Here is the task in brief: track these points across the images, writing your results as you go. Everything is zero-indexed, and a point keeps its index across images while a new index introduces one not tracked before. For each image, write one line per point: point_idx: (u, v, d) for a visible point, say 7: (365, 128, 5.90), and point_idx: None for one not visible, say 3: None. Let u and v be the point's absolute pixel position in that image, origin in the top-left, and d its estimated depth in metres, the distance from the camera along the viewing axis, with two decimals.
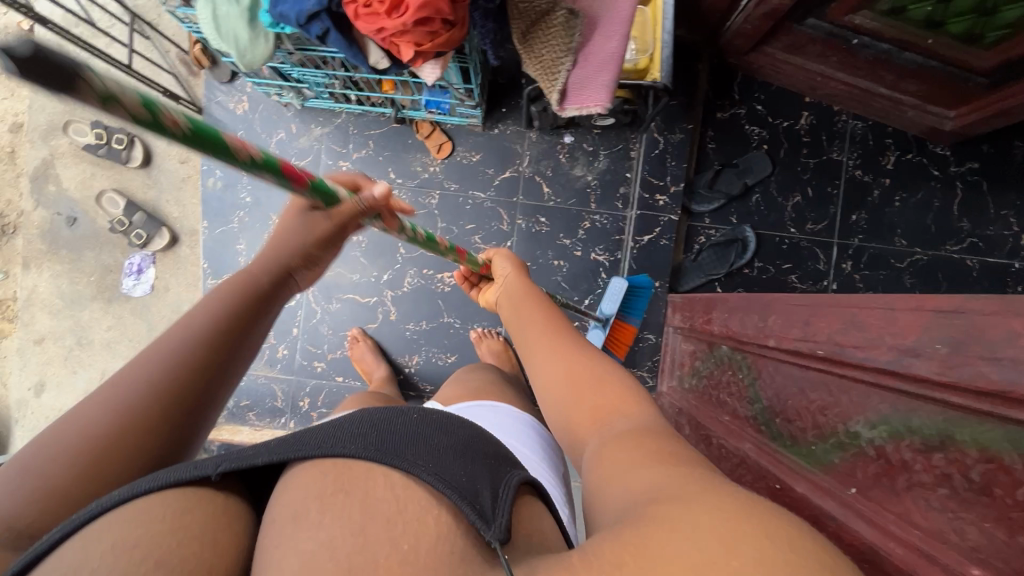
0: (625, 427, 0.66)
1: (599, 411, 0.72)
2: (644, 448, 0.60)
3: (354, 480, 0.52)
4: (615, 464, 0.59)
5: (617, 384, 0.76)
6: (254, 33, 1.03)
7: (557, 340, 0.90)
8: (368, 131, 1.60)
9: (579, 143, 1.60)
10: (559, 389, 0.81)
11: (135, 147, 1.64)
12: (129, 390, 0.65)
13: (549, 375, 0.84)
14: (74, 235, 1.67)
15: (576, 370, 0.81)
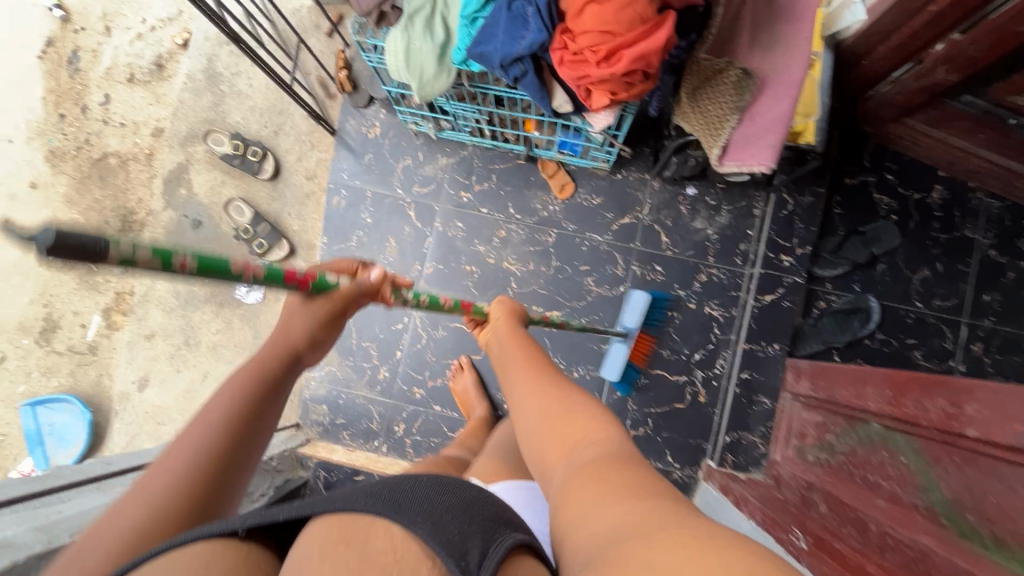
0: (595, 456, 0.66)
1: (570, 442, 0.71)
2: (612, 483, 0.59)
3: (354, 531, 0.51)
4: (585, 498, 0.59)
5: (591, 417, 0.74)
6: (441, 67, 1.06)
7: (530, 371, 0.87)
8: (492, 166, 1.63)
9: (702, 196, 1.59)
10: (536, 427, 0.77)
11: (267, 160, 1.70)
12: (169, 471, 0.68)
13: (528, 414, 0.80)
14: (197, 237, 1.72)
15: (557, 408, 0.77)
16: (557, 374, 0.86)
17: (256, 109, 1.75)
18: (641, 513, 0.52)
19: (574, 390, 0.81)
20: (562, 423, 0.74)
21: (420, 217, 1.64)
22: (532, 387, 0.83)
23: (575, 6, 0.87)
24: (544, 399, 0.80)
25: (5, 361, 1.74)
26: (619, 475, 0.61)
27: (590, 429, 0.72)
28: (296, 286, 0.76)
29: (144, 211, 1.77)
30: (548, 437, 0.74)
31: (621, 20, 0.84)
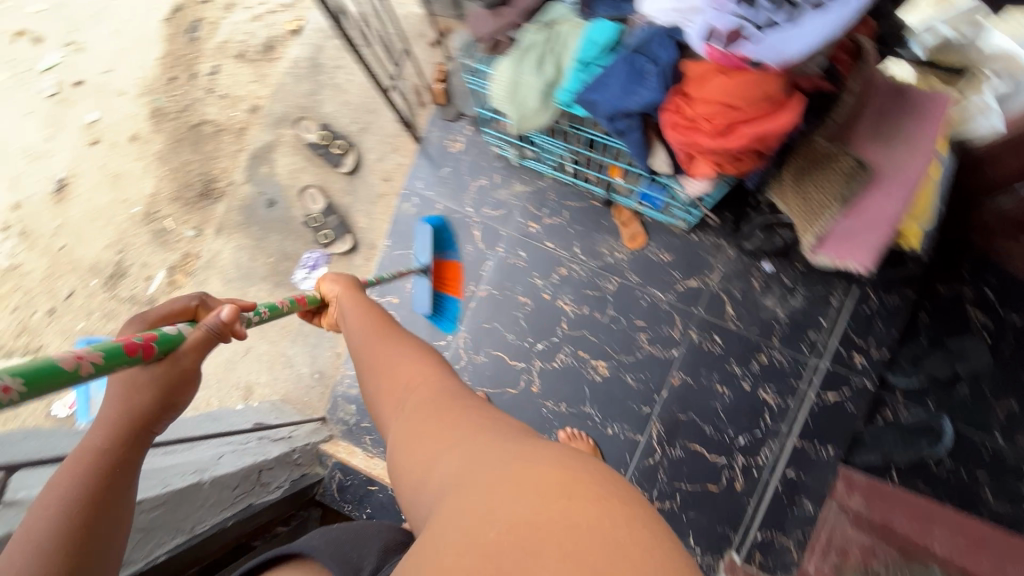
0: (435, 409, 0.80)
1: (422, 395, 0.84)
2: (454, 429, 0.72)
3: None
4: (436, 447, 0.71)
5: (434, 374, 0.89)
6: (544, 105, 1.05)
7: (390, 348, 0.96)
8: (565, 202, 1.61)
9: (777, 274, 1.51)
10: (393, 389, 0.90)
11: (349, 155, 1.74)
12: (19, 562, 0.58)
13: (393, 383, 0.91)
14: (269, 216, 1.77)
15: (407, 371, 0.91)
16: (411, 348, 0.97)
17: (349, 104, 1.79)
18: (478, 446, 0.67)
19: (406, 351, 0.96)
20: (417, 388, 0.86)
21: (485, 238, 1.63)
22: (393, 365, 0.93)
23: (699, 72, 0.83)
24: (390, 367, 0.93)
25: (72, 296, 1.83)
26: (458, 422, 0.74)
27: (435, 388, 0.85)
28: (140, 357, 0.66)
29: (225, 182, 1.84)
30: (405, 396, 0.87)
31: (747, 95, 0.80)
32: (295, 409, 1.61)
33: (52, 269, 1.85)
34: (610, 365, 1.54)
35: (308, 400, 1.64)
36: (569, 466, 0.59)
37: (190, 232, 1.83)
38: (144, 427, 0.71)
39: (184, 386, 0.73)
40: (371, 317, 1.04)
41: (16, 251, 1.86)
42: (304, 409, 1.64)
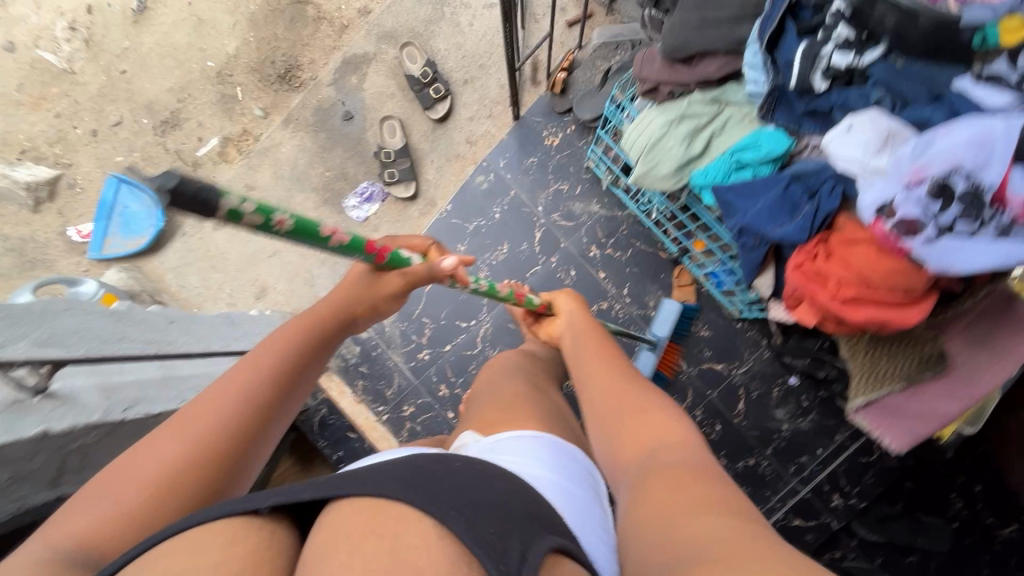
0: (673, 462, 0.62)
1: (646, 446, 0.68)
2: (690, 493, 0.56)
3: (386, 523, 0.49)
4: (661, 506, 0.56)
5: (663, 412, 0.73)
6: (676, 176, 0.99)
7: (614, 376, 0.84)
8: (634, 241, 1.56)
9: (799, 393, 1.52)
10: (609, 419, 0.77)
11: (444, 103, 1.65)
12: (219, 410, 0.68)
13: (605, 411, 0.79)
14: (342, 130, 1.69)
15: (631, 404, 0.77)
16: (642, 387, 0.80)
17: (462, 49, 1.69)
18: (728, 523, 0.50)
19: (646, 390, 0.79)
20: (638, 426, 0.72)
21: (542, 243, 1.58)
22: (618, 390, 0.80)
23: (850, 233, 0.80)
24: (617, 403, 0.78)
25: (118, 126, 1.74)
26: (699, 488, 0.57)
27: (662, 428, 0.70)
28: (371, 258, 0.79)
29: (310, 74, 1.74)
30: (627, 433, 0.72)
31: (888, 280, 0.77)
32: None
33: (107, 89, 1.75)
34: None
35: None
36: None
37: (257, 111, 1.74)
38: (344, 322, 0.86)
39: (365, 314, 0.90)
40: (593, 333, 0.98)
41: (75, 56, 1.75)
42: None
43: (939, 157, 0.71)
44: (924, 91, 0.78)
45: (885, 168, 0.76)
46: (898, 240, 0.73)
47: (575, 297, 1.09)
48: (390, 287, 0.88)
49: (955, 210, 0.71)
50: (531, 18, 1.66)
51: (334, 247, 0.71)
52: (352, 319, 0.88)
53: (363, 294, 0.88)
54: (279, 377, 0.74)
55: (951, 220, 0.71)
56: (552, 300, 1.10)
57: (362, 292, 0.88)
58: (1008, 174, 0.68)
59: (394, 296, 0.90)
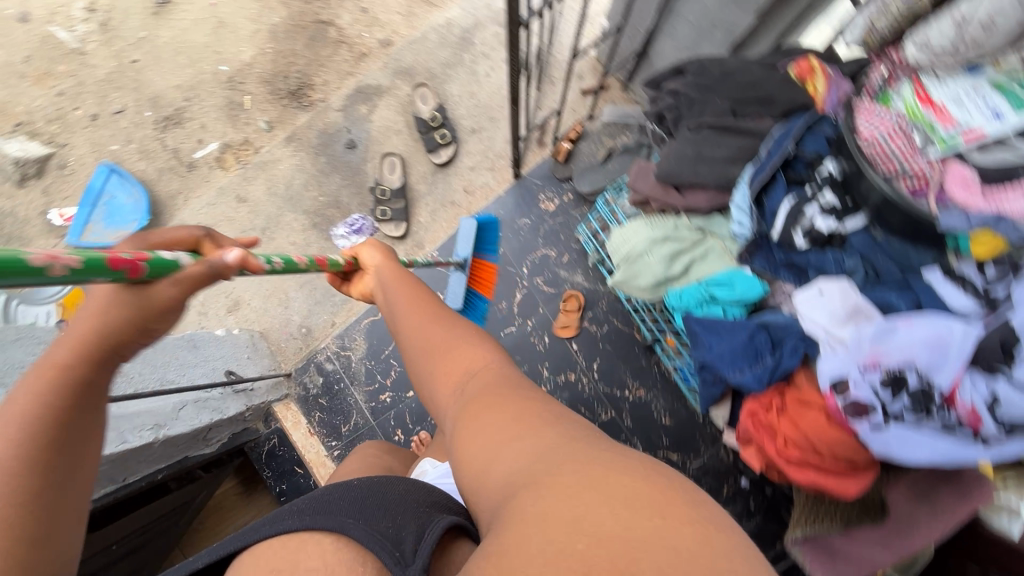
0: (495, 391, 0.64)
1: (469, 384, 0.68)
2: (508, 423, 0.57)
3: (285, 555, 0.51)
4: (486, 442, 0.56)
5: (475, 347, 0.74)
6: (651, 290, 0.99)
7: (432, 320, 0.80)
8: (612, 318, 1.58)
9: (747, 494, 1.51)
10: (437, 365, 0.75)
11: (448, 148, 1.66)
12: None
13: (431, 362, 0.75)
14: (342, 157, 1.69)
15: (451, 349, 0.75)
16: (455, 325, 0.80)
17: (475, 98, 1.70)
18: (548, 440, 0.52)
19: (464, 329, 0.79)
20: (461, 368, 0.71)
21: (521, 305, 1.59)
22: (436, 337, 0.77)
23: (805, 395, 0.81)
24: (438, 347, 0.76)
25: (119, 115, 1.73)
26: (523, 411, 0.59)
27: (472, 369, 0.71)
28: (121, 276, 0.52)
29: (320, 95, 1.74)
30: (449, 377, 0.72)
31: (834, 449, 0.78)
32: (268, 351, 1.59)
33: (115, 76, 1.75)
34: None
35: (284, 349, 1.63)
36: (676, 501, 0.41)
37: (262, 123, 1.74)
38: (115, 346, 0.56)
39: (136, 340, 0.57)
40: (400, 280, 0.90)
41: (90, 38, 1.77)
42: (275, 354, 1.61)
43: (896, 347, 0.73)
44: (896, 271, 0.80)
45: (844, 340, 0.77)
46: (848, 417, 0.74)
47: (385, 249, 0.98)
48: (160, 301, 0.57)
49: (905, 401, 0.72)
50: (547, 80, 1.66)
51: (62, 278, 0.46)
52: (130, 346, 0.57)
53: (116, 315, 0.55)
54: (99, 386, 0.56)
55: (900, 411, 0.72)
56: (356, 252, 0.98)
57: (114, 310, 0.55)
58: (958, 379, 0.70)
59: (167, 313, 0.58)
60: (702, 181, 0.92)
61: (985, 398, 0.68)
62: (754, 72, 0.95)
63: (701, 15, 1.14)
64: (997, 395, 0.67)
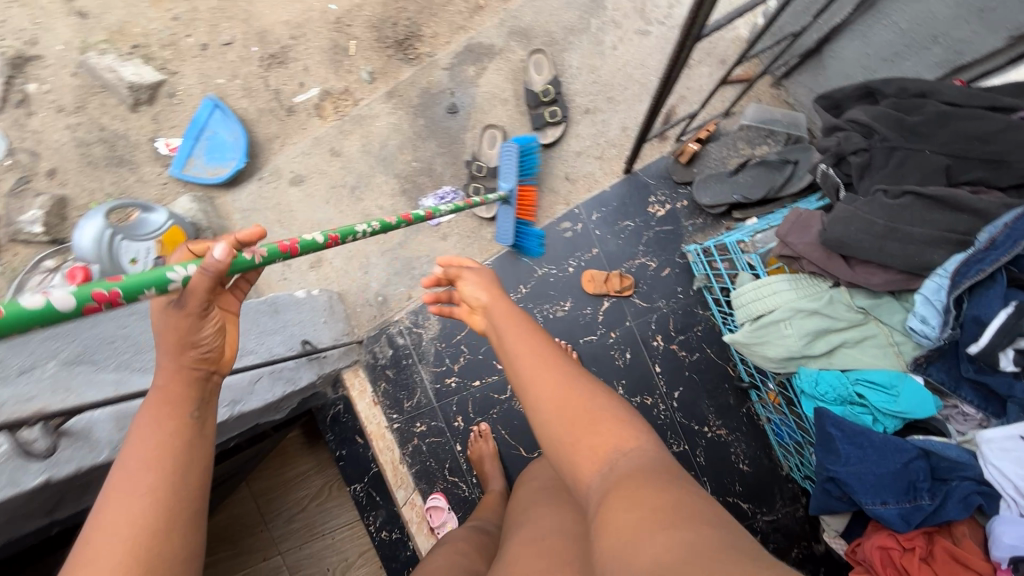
0: (627, 468, 0.66)
1: (599, 452, 0.70)
2: (647, 511, 0.58)
3: None
4: (623, 528, 0.58)
5: (605, 409, 0.74)
6: (778, 363, 0.87)
7: (552, 370, 0.78)
8: (705, 345, 1.43)
9: (816, 561, 1.39)
10: (560, 425, 0.74)
11: (556, 128, 1.50)
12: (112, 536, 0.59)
13: (548, 413, 0.75)
14: (442, 122, 1.59)
15: (575, 407, 0.74)
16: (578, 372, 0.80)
17: (595, 74, 1.52)
18: (658, 504, 0.59)
19: (598, 390, 0.77)
20: (588, 437, 0.71)
21: (608, 315, 1.46)
22: (563, 386, 0.76)
23: (961, 553, 0.74)
24: (563, 405, 0.74)
25: (227, 47, 1.70)
26: (650, 496, 0.60)
27: (596, 435, 0.71)
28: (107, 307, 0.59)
29: (428, 50, 1.61)
30: (575, 441, 0.72)
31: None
32: (343, 314, 1.58)
33: (227, 5, 1.71)
34: None
35: (359, 314, 1.61)
36: None
37: (365, 74, 1.64)
38: (202, 355, 0.71)
39: (202, 351, 0.71)
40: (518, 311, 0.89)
41: None
42: (349, 318, 1.61)
43: None
44: None
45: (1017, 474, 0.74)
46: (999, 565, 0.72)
47: (485, 276, 0.96)
48: (181, 322, 0.68)
49: None
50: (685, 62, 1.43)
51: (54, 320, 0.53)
52: (201, 354, 0.71)
53: (175, 337, 0.68)
54: (207, 376, 0.72)
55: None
56: (458, 277, 0.95)
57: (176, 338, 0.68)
58: None
59: (193, 332, 0.69)
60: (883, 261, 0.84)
61: None
62: (987, 122, 0.81)
63: None
64: None
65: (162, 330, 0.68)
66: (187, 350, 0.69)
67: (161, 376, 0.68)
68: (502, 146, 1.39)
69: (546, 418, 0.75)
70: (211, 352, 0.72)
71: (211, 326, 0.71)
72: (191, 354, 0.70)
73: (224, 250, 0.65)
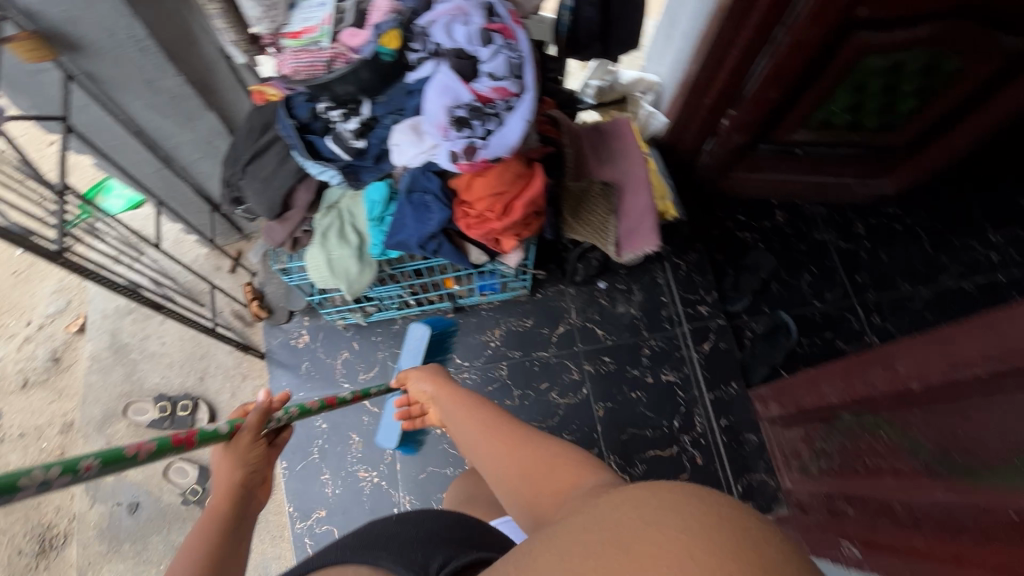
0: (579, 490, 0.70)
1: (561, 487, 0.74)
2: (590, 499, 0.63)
3: None
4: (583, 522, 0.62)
5: (554, 455, 0.83)
6: (364, 267, 1.18)
7: (489, 434, 0.97)
8: (426, 327, 1.72)
9: (613, 286, 1.78)
10: (504, 479, 0.87)
11: (200, 409, 1.64)
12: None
13: (511, 479, 0.86)
14: (139, 521, 1.55)
15: (521, 460, 0.86)
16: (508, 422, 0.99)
17: (175, 363, 1.71)
18: (607, 515, 0.41)
19: (531, 436, 0.92)
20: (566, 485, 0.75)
21: (376, 401, 1.64)
22: (513, 460, 0.87)
23: (460, 182, 1.05)
24: (511, 453, 0.90)
25: None
26: (618, 517, 0.40)
27: (558, 477, 0.77)
28: (182, 448, 0.73)
29: (65, 519, 1.57)
30: (543, 495, 0.77)
31: (578, 177, 1.34)
32: None
33: None
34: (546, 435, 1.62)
35: None
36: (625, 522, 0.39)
37: None
38: (245, 486, 0.82)
39: (252, 478, 0.83)
40: (459, 392, 1.12)
41: None
42: None
43: (436, 112, 1.00)
44: (398, 94, 1.06)
45: (442, 152, 1.01)
46: (532, 106, 1.01)
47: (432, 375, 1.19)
48: (244, 441, 0.82)
49: (477, 122, 1.00)
50: (199, 293, 1.77)
51: (149, 457, 0.68)
52: (249, 479, 0.82)
53: (237, 459, 0.81)
54: (243, 504, 0.81)
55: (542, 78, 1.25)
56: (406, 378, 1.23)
57: (235, 467, 0.81)
58: (471, 88, 0.99)
59: (248, 454, 0.82)
60: (281, 200, 1.12)
61: (490, 81, 1.00)
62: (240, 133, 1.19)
63: (195, 146, 1.35)
64: (490, 75, 1.00)
65: (228, 463, 0.81)
66: (235, 474, 0.81)
67: (219, 494, 0.80)
68: (422, 327, 1.48)
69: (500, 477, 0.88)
70: (260, 481, 0.85)
71: (258, 452, 0.84)
72: (241, 486, 0.81)
73: (264, 392, 0.90)
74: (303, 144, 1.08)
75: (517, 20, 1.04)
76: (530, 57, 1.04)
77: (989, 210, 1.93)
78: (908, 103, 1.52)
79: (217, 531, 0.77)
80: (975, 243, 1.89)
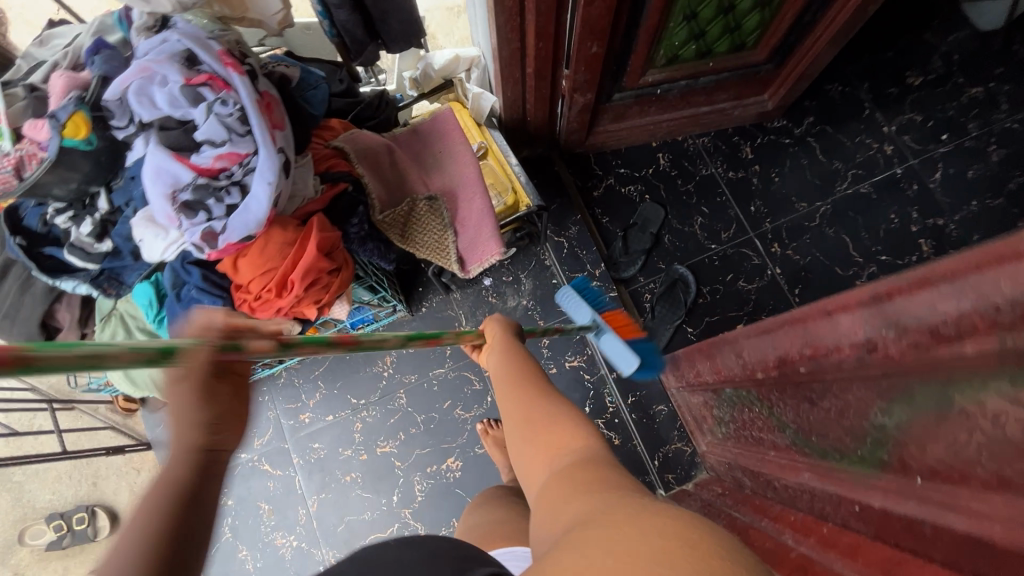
0: (576, 464, 0.70)
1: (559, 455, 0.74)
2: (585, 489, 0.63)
3: None
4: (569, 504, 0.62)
5: (570, 420, 0.80)
6: None
7: (513, 384, 0.93)
8: (314, 373, 1.62)
9: (499, 280, 1.67)
10: (514, 430, 0.86)
11: (99, 517, 1.56)
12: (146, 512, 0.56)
13: (518, 435, 0.85)
14: None
15: (534, 413, 0.84)
16: (539, 373, 0.94)
17: (62, 475, 1.61)
18: (625, 538, 0.44)
19: (553, 393, 0.89)
20: (552, 483, 0.69)
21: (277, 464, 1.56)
22: (526, 414, 0.85)
23: (225, 268, 0.92)
24: (526, 427, 0.83)
25: None
26: (623, 536, 0.45)
27: (554, 444, 0.76)
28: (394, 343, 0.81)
29: None
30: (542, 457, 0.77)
31: (389, 207, 1.16)
32: None
33: None
34: (458, 455, 1.56)
35: None
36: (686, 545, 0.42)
37: None
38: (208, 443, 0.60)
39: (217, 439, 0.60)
40: (502, 336, 1.04)
41: None
42: None
43: (156, 200, 0.84)
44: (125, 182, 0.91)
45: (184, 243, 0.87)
46: (270, 164, 0.85)
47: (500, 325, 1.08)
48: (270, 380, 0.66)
49: (211, 201, 0.85)
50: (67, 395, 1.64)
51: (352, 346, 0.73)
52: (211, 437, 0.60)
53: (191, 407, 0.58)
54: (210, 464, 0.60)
55: (325, 96, 1.13)
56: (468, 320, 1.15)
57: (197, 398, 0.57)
58: (188, 163, 0.83)
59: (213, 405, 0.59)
60: (41, 326, 0.97)
61: (210, 149, 0.84)
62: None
63: None
64: (208, 141, 0.84)
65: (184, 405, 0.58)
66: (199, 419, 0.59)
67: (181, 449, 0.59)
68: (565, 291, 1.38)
69: (512, 428, 0.87)
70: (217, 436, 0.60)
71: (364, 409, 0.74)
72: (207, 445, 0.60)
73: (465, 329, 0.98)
74: (38, 261, 0.93)
75: (232, 61, 0.86)
76: (258, 103, 0.86)
77: (878, 99, 1.81)
78: (752, 18, 1.36)
79: (179, 494, 0.58)
80: (867, 139, 1.78)
